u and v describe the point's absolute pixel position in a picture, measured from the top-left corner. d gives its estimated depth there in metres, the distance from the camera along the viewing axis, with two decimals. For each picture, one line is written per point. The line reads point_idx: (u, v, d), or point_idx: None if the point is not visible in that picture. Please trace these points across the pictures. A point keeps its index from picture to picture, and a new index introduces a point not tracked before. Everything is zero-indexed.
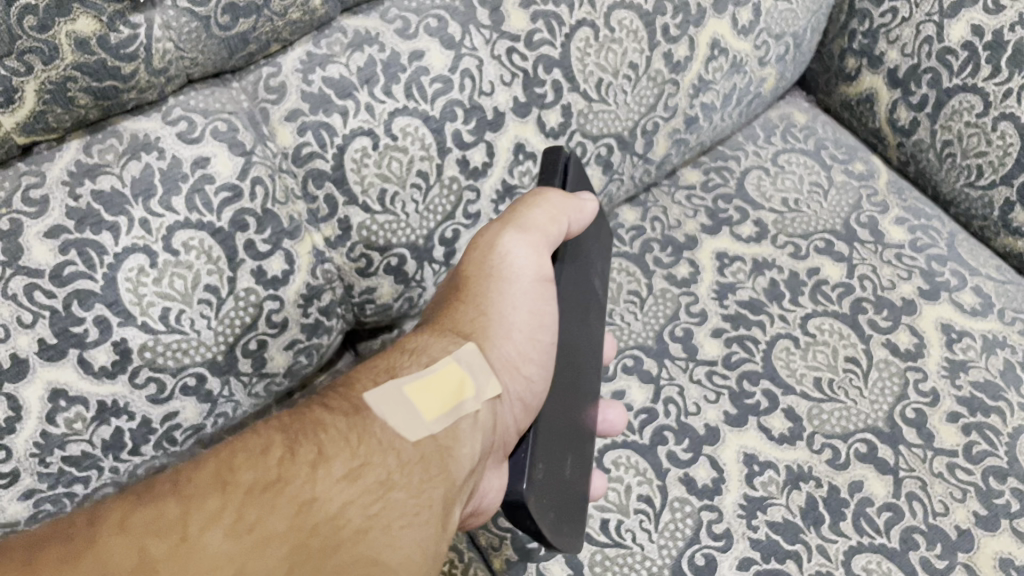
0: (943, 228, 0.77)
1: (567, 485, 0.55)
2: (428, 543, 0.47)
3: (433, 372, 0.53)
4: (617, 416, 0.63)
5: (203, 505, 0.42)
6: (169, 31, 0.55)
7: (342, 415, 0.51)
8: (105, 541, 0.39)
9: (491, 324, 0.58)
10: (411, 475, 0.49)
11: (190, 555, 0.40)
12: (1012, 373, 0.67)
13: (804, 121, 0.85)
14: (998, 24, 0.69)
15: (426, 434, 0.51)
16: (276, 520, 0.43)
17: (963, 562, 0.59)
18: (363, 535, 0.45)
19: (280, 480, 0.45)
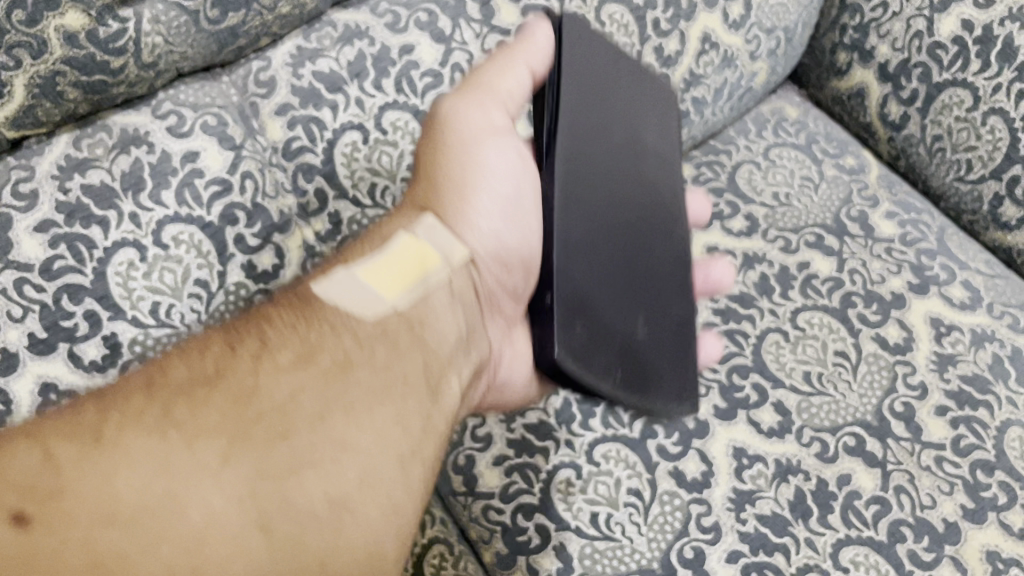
0: (933, 222, 0.77)
1: (638, 338, 0.57)
2: (399, 419, 0.47)
3: (388, 252, 0.52)
4: (722, 273, 0.68)
5: (127, 405, 0.41)
6: (158, 25, 0.55)
7: (294, 307, 0.50)
8: (11, 452, 0.38)
9: (455, 196, 0.59)
10: (373, 352, 0.49)
11: (108, 450, 0.38)
12: (1000, 366, 0.68)
13: (796, 115, 0.84)
14: (988, 19, 0.69)
15: (389, 304, 0.51)
16: (209, 413, 0.42)
17: (950, 554, 0.60)
18: (314, 421, 0.44)
19: (218, 372, 0.44)
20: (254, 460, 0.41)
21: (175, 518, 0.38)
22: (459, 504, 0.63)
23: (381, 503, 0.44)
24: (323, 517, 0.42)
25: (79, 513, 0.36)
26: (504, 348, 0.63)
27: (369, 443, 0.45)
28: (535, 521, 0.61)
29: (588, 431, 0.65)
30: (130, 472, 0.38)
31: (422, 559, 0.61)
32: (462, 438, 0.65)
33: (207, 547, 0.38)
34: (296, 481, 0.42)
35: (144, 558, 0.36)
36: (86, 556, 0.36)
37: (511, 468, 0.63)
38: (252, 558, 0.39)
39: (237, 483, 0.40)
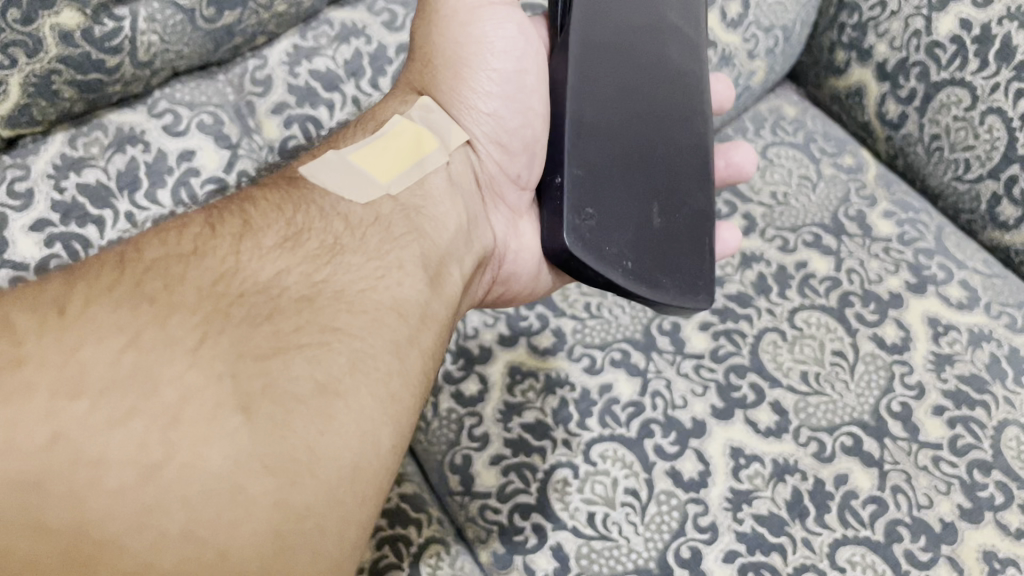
0: (931, 221, 0.77)
1: (648, 226, 0.58)
2: (389, 308, 0.46)
3: (385, 131, 0.54)
4: (744, 157, 0.73)
5: (96, 281, 0.40)
6: (154, 24, 0.54)
7: (282, 189, 0.51)
8: None
9: (450, 78, 0.60)
10: (365, 237, 0.49)
11: (76, 324, 0.37)
12: (997, 366, 0.68)
13: (794, 114, 0.84)
14: (986, 18, 0.69)
15: (385, 181, 0.52)
16: (186, 292, 0.41)
17: (947, 554, 0.60)
18: (302, 303, 0.43)
19: (194, 257, 0.43)
20: (233, 338, 0.39)
21: (148, 393, 0.35)
22: (455, 503, 0.63)
23: (374, 388, 0.41)
24: (308, 399, 0.39)
25: (43, 384, 0.34)
26: (510, 239, 0.63)
27: (356, 329, 0.43)
28: (531, 521, 0.61)
29: (585, 430, 0.65)
30: (98, 346, 0.36)
31: (419, 561, 0.59)
32: (458, 437, 0.65)
33: (182, 420, 0.35)
34: (280, 361, 0.39)
35: (117, 428, 0.34)
36: (51, 426, 0.33)
37: (508, 468, 0.63)
38: (230, 433, 0.36)
39: (214, 360, 0.38)
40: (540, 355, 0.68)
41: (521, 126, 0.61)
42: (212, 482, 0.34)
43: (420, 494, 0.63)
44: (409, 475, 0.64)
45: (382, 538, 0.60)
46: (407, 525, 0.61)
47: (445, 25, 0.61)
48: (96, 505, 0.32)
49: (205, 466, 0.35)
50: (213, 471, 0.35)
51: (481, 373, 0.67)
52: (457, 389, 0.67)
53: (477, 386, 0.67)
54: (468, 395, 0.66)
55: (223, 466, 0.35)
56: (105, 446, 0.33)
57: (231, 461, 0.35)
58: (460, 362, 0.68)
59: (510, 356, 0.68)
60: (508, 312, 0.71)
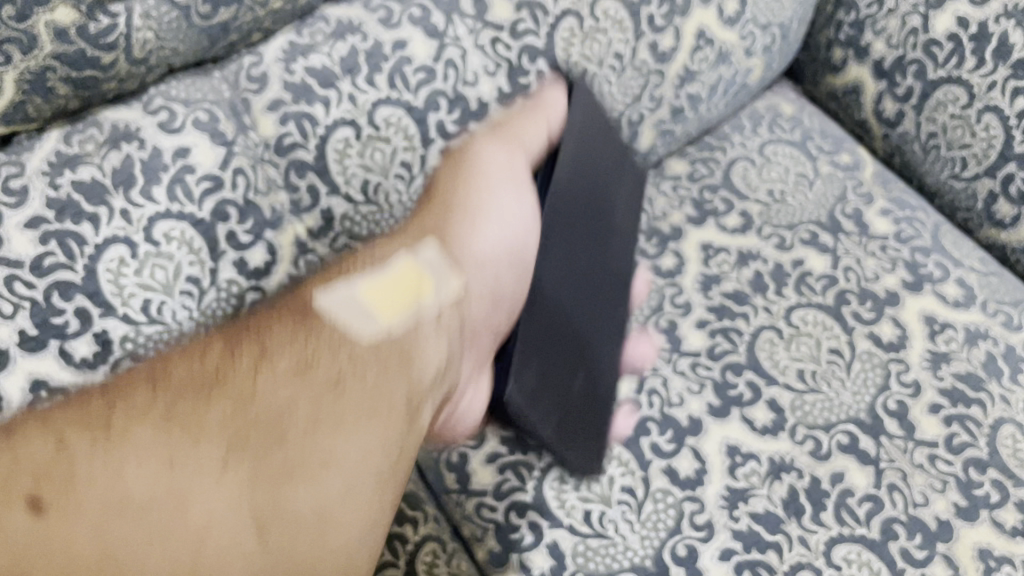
0: (929, 219, 0.77)
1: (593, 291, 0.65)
2: (380, 439, 0.52)
3: (390, 272, 0.57)
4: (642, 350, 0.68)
5: (134, 401, 0.47)
6: (149, 20, 0.55)
7: (290, 325, 0.54)
8: (22, 436, 0.44)
9: (457, 223, 0.63)
10: (365, 374, 0.54)
11: (118, 445, 0.45)
12: (993, 364, 0.68)
13: (792, 111, 0.83)
14: (983, 15, 0.69)
15: (386, 330, 0.56)
16: (213, 420, 0.48)
17: (942, 552, 0.60)
18: (309, 432, 0.49)
19: (216, 382, 0.50)
20: (251, 466, 0.47)
21: (182, 509, 0.44)
22: (452, 501, 0.63)
23: (361, 513, 0.49)
24: (305, 521, 0.47)
25: (93, 509, 0.42)
26: (469, 386, 0.60)
27: (348, 462, 0.50)
28: (527, 518, 0.61)
29: None
30: (137, 464, 0.44)
31: (415, 558, 0.60)
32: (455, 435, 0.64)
33: (189, 504, 0.44)
34: (288, 490, 0.47)
35: (149, 547, 0.42)
36: (97, 534, 0.42)
37: (504, 465, 0.63)
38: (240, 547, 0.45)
39: (237, 483, 0.46)
40: None
41: (513, 281, 0.62)
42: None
43: (416, 491, 0.63)
44: None
45: None
46: (404, 522, 0.61)
47: (469, 183, 0.65)
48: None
49: (213, 536, 0.44)
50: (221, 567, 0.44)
51: None
52: None
53: None
54: None
55: None
56: (132, 558, 0.42)
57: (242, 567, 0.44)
58: None
59: None
60: None
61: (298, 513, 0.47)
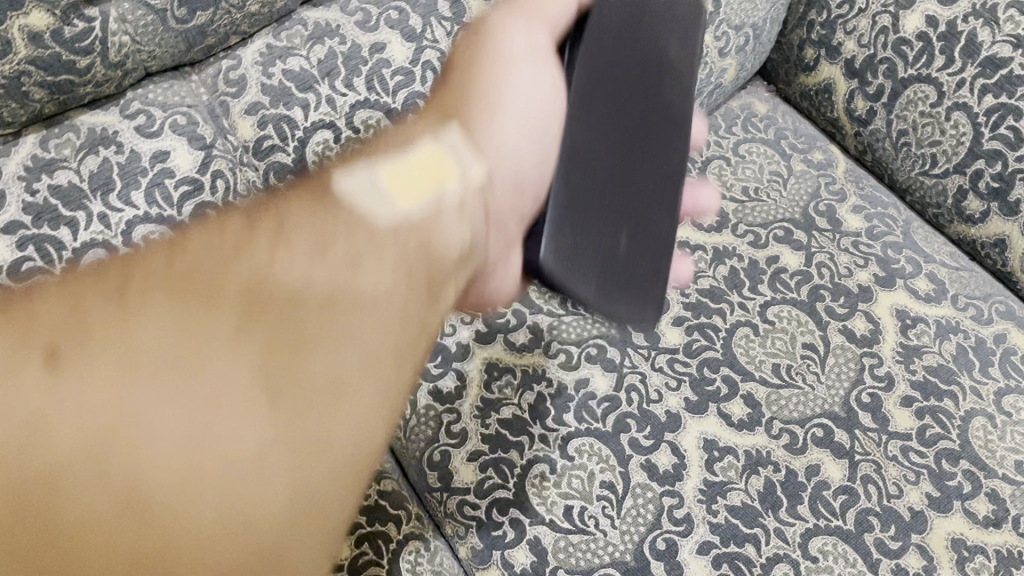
0: (899, 216, 0.78)
1: (612, 253, 0.57)
2: (394, 287, 0.56)
3: (409, 158, 0.61)
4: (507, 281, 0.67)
5: (107, 400, 0.44)
6: (125, 25, 0.54)
7: (142, 295, 0.49)
8: (74, 358, 0.45)
9: (272, 271, 0.53)
10: (384, 252, 0.57)
11: (125, 329, 0.47)
12: (965, 357, 0.69)
13: (765, 110, 0.85)
14: (952, 15, 0.70)
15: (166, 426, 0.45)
16: (67, 438, 0.43)
17: (916, 542, 0.61)
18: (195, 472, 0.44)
19: (230, 251, 0.53)
20: (268, 330, 0.50)
21: (112, 500, 0.43)
22: (434, 499, 0.64)
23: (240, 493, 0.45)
24: (233, 451, 0.46)
25: (112, 360, 0.46)
26: (500, 263, 0.66)
27: (364, 342, 0.53)
28: (509, 516, 0.62)
29: (563, 425, 0.66)
30: (124, 414, 0.44)
31: (398, 557, 0.62)
32: (437, 434, 0.66)
33: (234, 486, 0.45)
34: (184, 497, 0.44)
35: (193, 505, 0.44)
36: (99, 407, 0.44)
37: (486, 464, 0.64)
38: (225, 416, 0.46)
39: (250, 355, 0.48)
40: (517, 351, 0.69)
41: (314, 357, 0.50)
42: (135, 514, 0.43)
43: (399, 491, 0.65)
44: (388, 472, 0.66)
45: (361, 536, 0.62)
46: (387, 522, 0.63)
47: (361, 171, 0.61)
48: (88, 552, 0.42)
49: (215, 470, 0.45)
50: (249, 504, 0.45)
51: (458, 370, 0.68)
52: (435, 386, 0.67)
53: (456, 383, 0.68)
54: (447, 392, 0.67)
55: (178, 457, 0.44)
56: (132, 441, 0.44)
57: (147, 479, 0.43)
58: (437, 360, 0.69)
59: (487, 354, 0.69)
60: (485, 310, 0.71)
61: (238, 485, 0.45)
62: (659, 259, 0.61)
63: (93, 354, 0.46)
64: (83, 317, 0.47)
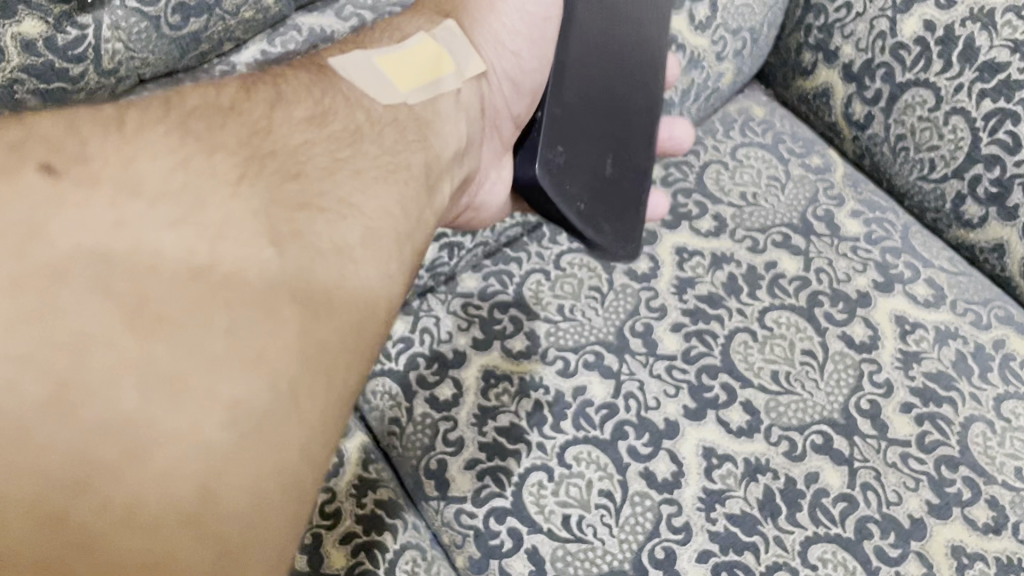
0: (898, 220, 0.78)
1: (598, 172, 0.68)
2: (397, 202, 0.50)
3: (408, 46, 0.60)
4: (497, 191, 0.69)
5: (86, 258, 0.37)
6: (118, 31, 0.54)
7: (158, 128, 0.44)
8: (91, 138, 0.42)
9: (277, 145, 0.48)
10: (383, 133, 0.54)
11: (126, 182, 0.40)
12: (964, 363, 0.68)
13: (763, 114, 0.84)
14: (950, 19, 0.70)
15: (159, 314, 0.37)
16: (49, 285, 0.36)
17: (916, 549, 0.60)
18: (173, 401, 0.36)
19: (233, 109, 0.49)
20: (268, 184, 0.44)
21: (75, 406, 0.34)
22: (431, 508, 0.63)
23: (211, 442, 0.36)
24: (220, 360, 0.37)
25: (105, 184, 0.40)
26: (491, 171, 0.69)
27: (365, 210, 0.48)
28: (507, 525, 0.62)
29: (559, 433, 0.65)
30: (114, 303, 0.36)
31: (394, 566, 0.60)
32: (433, 442, 0.65)
33: (202, 433, 0.36)
34: (163, 402, 0.35)
35: (169, 437, 0.35)
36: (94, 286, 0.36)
37: (482, 472, 0.64)
38: (240, 326, 0.39)
39: (252, 257, 0.41)
40: (514, 358, 0.69)
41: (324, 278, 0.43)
42: (104, 447, 0.34)
43: (395, 499, 0.63)
44: (384, 481, 0.64)
45: (359, 544, 0.61)
46: (383, 531, 0.62)
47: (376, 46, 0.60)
48: (28, 463, 0.33)
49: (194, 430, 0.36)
50: (247, 418, 0.37)
51: (455, 377, 0.68)
52: (432, 394, 0.67)
53: (452, 390, 0.67)
54: (443, 400, 0.67)
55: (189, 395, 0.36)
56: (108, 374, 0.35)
57: (136, 370, 0.35)
58: (434, 367, 0.68)
59: (483, 360, 0.69)
60: (482, 317, 0.71)
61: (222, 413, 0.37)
62: (634, 193, 0.71)
63: (86, 174, 0.40)
64: (79, 135, 0.42)
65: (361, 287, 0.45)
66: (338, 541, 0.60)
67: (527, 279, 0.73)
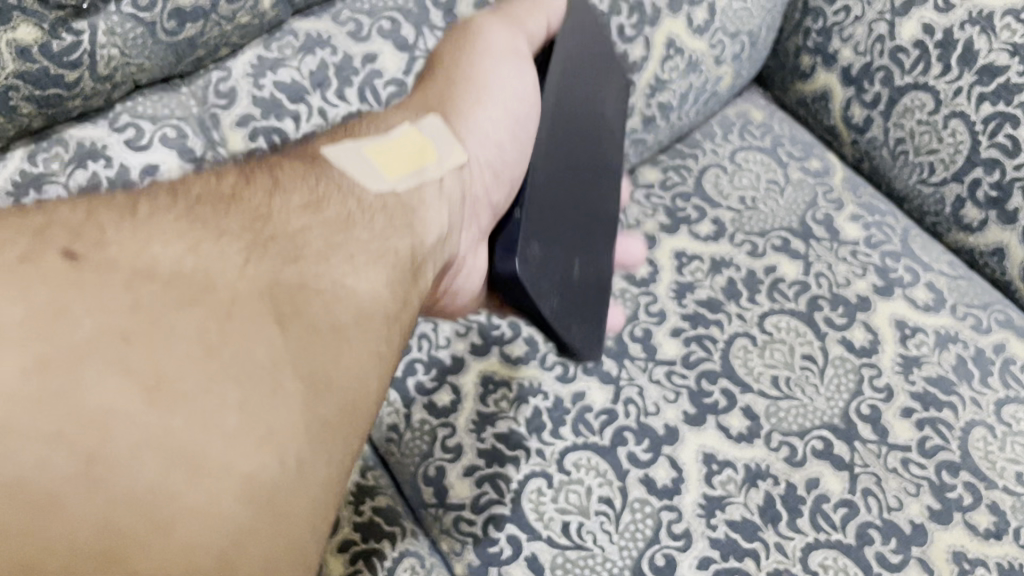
0: (897, 224, 0.78)
1: (568, 275, 0.65)
2: (386, 283, 0.54)
3: (395, 135, 0.61)
4: (467, 284, 0.65)
5: (105, 339, 0.40)
6: (114, 37, 0.53)
7: (172, 218, 0.49)
8: (110, 233, 0.46)
9: (281, 233, 0.52)
10: (375, 219, 0.57)
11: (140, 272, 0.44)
12: (964, 368, 0.68)
13: (762, 118, 0.84)
14: (948, 23, 0.70)
15: (183, 398, 0.40)
16: (73, 368, 0.38)
17: (917, 555, 0.60)
18: (195, 472, 0.39)
19: (232, 202, 0.53)
20: (270, 266, 0.49)
21: (100, 479, 0.36)
22: (430, 515, 0.63)
23: (230, 516, 0.39)
24: (236, 432, 0.41)
25: (120, 270, 0.44)
26: (466, 260, 0.64)
27: (359, 291, 0.52)
28: (505, 532, 0.61)
29: (558, 439, 0.65)
30: (130, 385, 0.39)
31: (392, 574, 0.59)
32: (432, 449, 0.65)
33: (222, 507, 0.39)
34: (183, 475, 0.38)
35: (192, 507, 0.38)
36: (124, 389, 0.38)
37: (482, 478, 0.63)
38: (247, 401, 0.42)
39: (261, 338, 0.45)
40: (512, 364, 0.69)
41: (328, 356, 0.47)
42: (143, 498, 0.37)
43: (394, 506, 0.63)
44: (383, 487, 0.64)
45: (356, 553, 0.59)
46: (381, 538, 0.61)
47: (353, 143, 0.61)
48: (49, 537, 0.35)
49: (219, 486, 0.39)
50: (256, 487, 0.40)
51: (453, 383, 0.67)
52: (430, 400, 0.66)
53: (450, 397, 0.67)
54: (442, 406, 0.66)
55: (215, 456, 0.39)
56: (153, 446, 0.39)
57: (153, 446, 0.38)
58: (432, 373, 0.68)
59: (482, 366, 0.68)
60: (481, 323, 0.70)
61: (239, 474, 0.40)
62: (599, 299, 0.68)
63: (103, 260, 0.44)
64: (96, 224, 0.47)
65: (357, 359, 0.49)
66: (335, 548, 0.59)
67: None
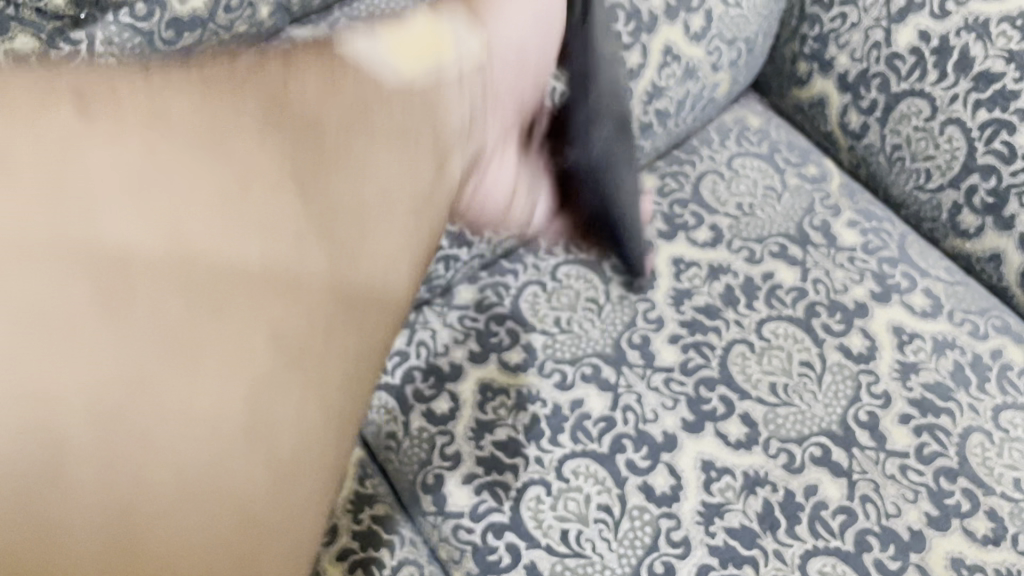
0: (894, 230, 0.78)
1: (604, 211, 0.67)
2: (408, 256, 0.54)
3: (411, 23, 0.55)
4: (495, 186, 0.63)
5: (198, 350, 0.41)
6: (111, 47, 0.53)
7: (251, 121, 0.46)
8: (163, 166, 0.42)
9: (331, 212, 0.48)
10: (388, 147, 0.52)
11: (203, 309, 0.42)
12: (961, 374, 0.68)
13: (758, 124, 0.84)
14: (945, 29, 0.70)
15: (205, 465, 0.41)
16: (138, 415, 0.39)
17: (916, 562, 0.60)
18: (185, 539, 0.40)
19: (242, 85, 0.47)
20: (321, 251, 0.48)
21: (134, 522, 0.39)
22: (429, 524, 0.63)
23: (234, 549, 0.43)
24: (244, 491, 0.43)
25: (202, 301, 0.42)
26: (495, 165, 0.62)
27: (386, 247, 0.52)
28: (505, 540, 0.61)
29: (557, 446, 0.65)
30: (166, 427, 0.40)
31: None
32: (431, 456, 0.65)
33: (211, 559, 0.42)
34: (172, 518, 0.40)
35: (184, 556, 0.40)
36: (196, 406, 0.41)
37: (480, 486, 0.63)
38: (268, 438, 0.44)
39: (297, 383, 0.45)
40: (511, 371, 0.68)
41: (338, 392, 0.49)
42: (144, 500, 0.39)
43: (392, 515, 0.63)
44: (382, 496, 0.64)
45: (355, 561, 0.60)
46: (380, 547, 0.61)
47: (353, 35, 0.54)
48: (63, 561, 0.37)
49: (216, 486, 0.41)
50: (239, 501, 0.43)
51: (451, 391, 0.67)
52: (428, 408, 0.66)
53: (448, 404, 0.67)
54: (440, 414, 0.66)
55: (237, 482, 0.42)
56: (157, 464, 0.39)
57: (180, 489, 0.40)
58: (430, 380, 0.67)
59: (481, 373, 0.68)
60: (479, 330, 0.70)
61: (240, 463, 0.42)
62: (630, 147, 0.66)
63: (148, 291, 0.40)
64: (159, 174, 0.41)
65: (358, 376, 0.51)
66: (334, 557, 0.60)
67: (524, 291, 0.73)
